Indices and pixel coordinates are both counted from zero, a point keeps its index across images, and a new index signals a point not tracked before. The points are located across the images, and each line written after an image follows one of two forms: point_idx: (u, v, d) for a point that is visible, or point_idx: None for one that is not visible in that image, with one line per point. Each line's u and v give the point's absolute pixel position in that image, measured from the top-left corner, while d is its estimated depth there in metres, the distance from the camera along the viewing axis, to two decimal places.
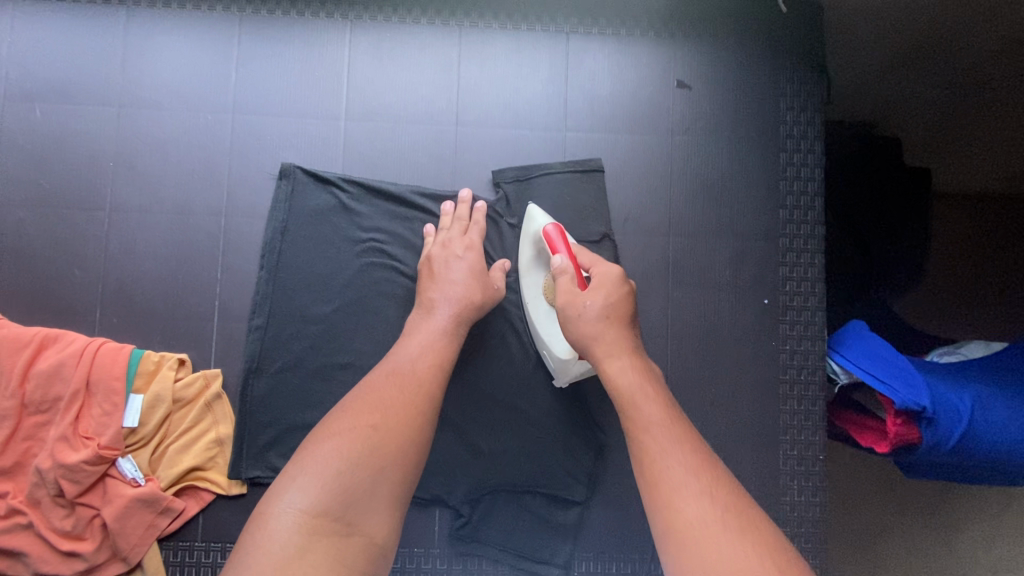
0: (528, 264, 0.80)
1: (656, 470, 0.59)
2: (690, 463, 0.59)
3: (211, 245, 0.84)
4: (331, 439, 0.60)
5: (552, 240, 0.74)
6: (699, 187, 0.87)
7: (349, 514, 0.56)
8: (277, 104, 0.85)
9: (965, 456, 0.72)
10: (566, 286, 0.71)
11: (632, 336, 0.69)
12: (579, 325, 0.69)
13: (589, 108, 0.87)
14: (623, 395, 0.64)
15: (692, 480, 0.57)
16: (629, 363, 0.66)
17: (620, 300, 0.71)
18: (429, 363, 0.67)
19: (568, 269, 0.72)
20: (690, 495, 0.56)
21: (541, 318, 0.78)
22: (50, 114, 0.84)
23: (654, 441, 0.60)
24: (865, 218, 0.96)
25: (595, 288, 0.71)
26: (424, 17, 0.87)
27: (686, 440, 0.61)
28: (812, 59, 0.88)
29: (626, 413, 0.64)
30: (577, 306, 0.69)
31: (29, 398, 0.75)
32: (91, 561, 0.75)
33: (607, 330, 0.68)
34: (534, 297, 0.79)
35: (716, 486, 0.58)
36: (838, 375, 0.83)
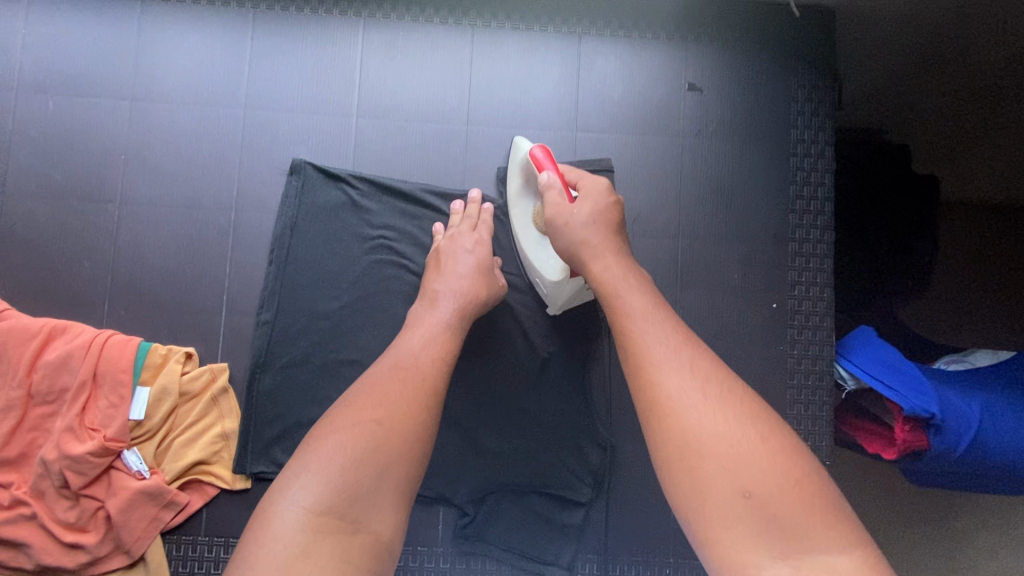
0: (518, 193, 0.80)
1: (640, 354, 0.57)
2: (675, 345, 0.58)
3: (220, 239, 0.84)
4: (333, 434, 0.58)
5: (539, 161, 0.74)
6: (709, 190, 0.87)
7: (353, 511, 0.55)
8: (289, 100, 0.86)
9: (974, 464, 0.72)
10: (554, 200, 0.70)
11: (620, 241, 0.68)
12: (568, 234, 0.68)
13: (600, 109, 0.87)
14: (609, 290, 0.63)
15: (676, 360, 0.56)
16: (615, 262, 0.65)
17: (608, 208, 0.70)
18: (432, 357, 0.67)
19: (556, 185, 0.71)
20: (675, 373, 0.55)
21: (533, 245, 0.78)
22: (62, 105, 0.85)
23: (639, 329, 0.59)
24: (874, 221, 0.96)
25: (583, 201, 0.70)
26: (436, 16, 0.87)
27: (671, 328, 0.60)
28: (823, 64, 0.88)
29: (611, 308, 0.63)
30: (564, 216, 0.69)
31: (36, 389, 0.75)
32: (94, 554, 0.75)
33: (593, 235, 0.67)
34: (525, 226, 0.79)
35: (701, 363, 0.57)
36: (845, 380, 0.82)
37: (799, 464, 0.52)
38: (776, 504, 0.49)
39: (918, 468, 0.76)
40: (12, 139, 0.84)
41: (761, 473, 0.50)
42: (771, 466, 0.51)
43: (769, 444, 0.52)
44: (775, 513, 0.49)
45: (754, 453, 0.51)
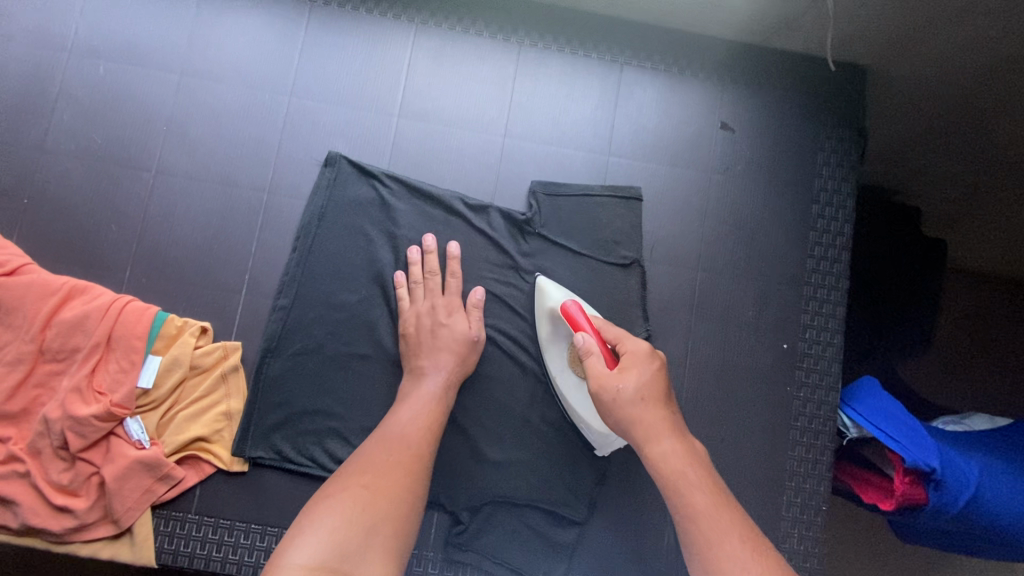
0: (549, 340, 0.81)
1: (706, 563, 0.59)
2: (739, 550, 0.59)
3: (250, 219, 0.85)
4: (322, 503, 0.60)
5: (572, 316, 0.75)
6: (732, 227, 0.89)
7: (345, 567, 0.54)
8: (333, 93, 0.88)
9: (970, 524, 0.72)
10: (597, 368, 0.71)
11: (673, 413, 0.70)
12: (615, 410, 0.69)
13: (634, 137, 0.90)
14: (669, 481, 0.65)
15: (739, 565, 0.58)
16: (676, 446, 0.67)
17: (656, 375, 0.71)
18: (419, 425, 0.70)
19: (595, 350, 0.72)
20: (738, 574, 0.57)
21: (571, 390, 0.79)
22: (113, 72, 0.86)
23: (704, 535, 0.60)
24: (881, 281, 0.97)
25: (627, 371, 0.70)
26: (486, 30, 0.90)
27: (738, 530, 0.61)
28: (850, 120, 0.91)
29: (672, 499, 0.64)
30: (611, 392, 0.69)
31: (48, 345, 0.75)
32: (82, 520, 0.74)
33: (646, 412, 0.68)
34: (562, 370, 0.80)
35: (766, 569, 0.57)
36: (847, 429, 0.84)
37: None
38: None
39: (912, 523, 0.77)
40: (59, 99, 0.85)
41: None
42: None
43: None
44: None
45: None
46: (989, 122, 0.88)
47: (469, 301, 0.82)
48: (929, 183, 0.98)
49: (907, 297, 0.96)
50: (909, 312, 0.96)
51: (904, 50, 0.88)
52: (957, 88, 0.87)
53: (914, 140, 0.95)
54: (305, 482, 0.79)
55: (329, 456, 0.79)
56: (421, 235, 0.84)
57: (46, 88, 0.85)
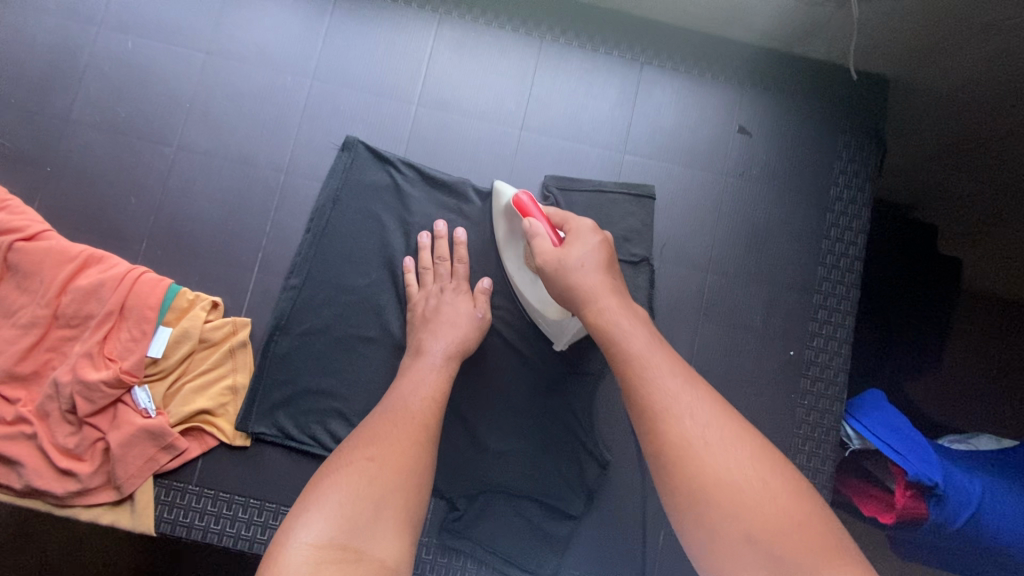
0: (506, 239, 0.82)
1: (643, 398, 0.57)
2: (677, 385, 0.57)
3: (266, 199, 0.86)
4: (328, 479, 0.60)
5: (523, 206, 0.73)
6: (744, 231, 0.89)
7: (355, 542, 0.54)
8: (355, 77, 0.89)
9: (971, 541, 0.72)
10: (543, 246, 0.69)
11: (615, 281, 0.68)
12: (560, 279, 0.67)
13: (651, 136, 0.90)
14: (606, 334, 0.62)
15: (681, 402, 0.56)
16: (618, 306, 0.64)
17: (599, 247, 0.69)
18: (423, 399, 0.69)
19: (542, 232, 0.70)
20: (682, 412, 0.55)
21: (527, 285, 0.80)
22: (140, 48, 0.88)
23: (641, 373, 0.58)
24: (891, 304, 0.96)
25: (572, 244, 0.69)
26: (509, 23, 0.91)
27: (678, 370, 0.59)
28: (870, 132, 0.91)
29: (611, 353, 0.61)
30: (555, 262, 0.67)
31: (62, 311, 0.77)
32: (85, 484, 0.75)
33: (586, 278, 0.66)
34: (519, 268, 0.81)
35: (707, 402, 0.56)
36: (850, 439, 0.83)
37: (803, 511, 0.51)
38: (782, 547, 0.48)
39: (911, 537, 0.77)
40: (86, 71, 0.87)
41: (764, 512, 0.50)
42: (778, 507, 0.50)
43: (776, 485, 0.52)
44: (777, 549, 0.48)
45: (767, 497, 0.51)
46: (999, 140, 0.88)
47: (475, 289, 0.82)
48: (948, 200, 0.93)
49: (914, 322, 0.96)
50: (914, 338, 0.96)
51: (935, 58, 0.88)
52: (967, 105, 0.88)
53: (934, 154, 0.93)
54: (306, 460, 0.80)
55: (331, 437, 0.80)
56: (433, 221, 0.85)
57: (74, 60, 0.87)
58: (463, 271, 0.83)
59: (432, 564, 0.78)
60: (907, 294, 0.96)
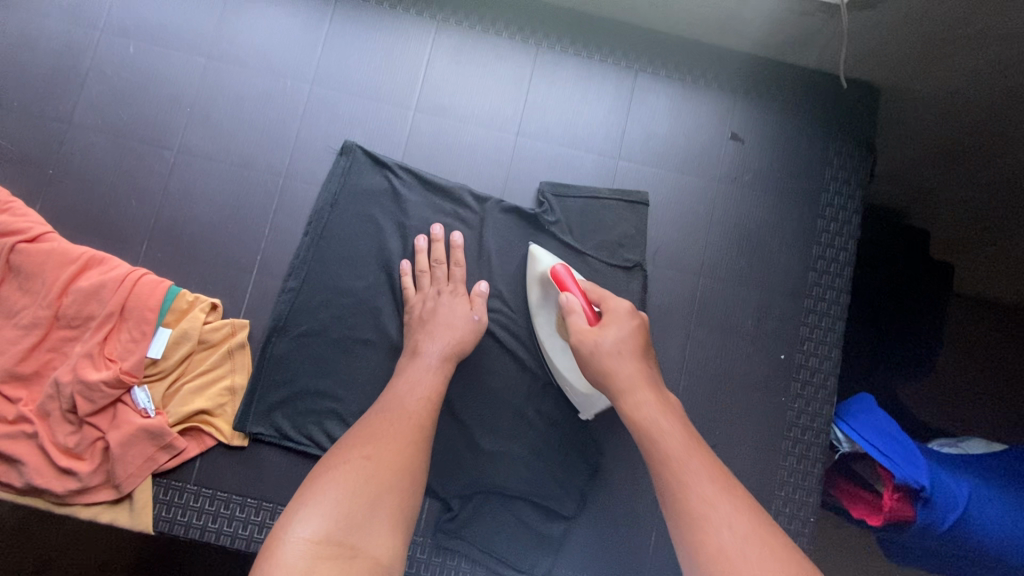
0: (539, 303, 0.82)
1: (680, 505, 0.59)
2: (713, 494, 0.59)
3: (265, 202, 0.87)
4: (325, 475, 0.61)
5: (560, 279, 0.76)
6: (737, 236, 0.90)
7: (350, 538, 0.56)
8: (353, 83, 0.90)
9: (958, 543, 0.73)
10: (579, 324, 0.72)
11: (649, 368, 0.70)
12: (596, 363, 0.70)
13: (645, 142, 0.91)
14: (643, 431, 0.65)
15: (717, 512, 0.58)
16: (654, 399, 0.67)
17: (635, 331, 0.71)
18: (419, 399, 0.71)
19: (578, 309, 0.73)
20: (717, 522, 0.57)
21: (558, 354, 0.81)
22: (142, 53, 0.89)
23: (678, 476, 0.61)
24: (886, 307, 0.96)
25: (608, 325, 0.71)
26: (506, 30, 0.92)
27: (715, 476, 0.61)
28: (861, 139, 0.92)
29: (648, 450, 0.64)
30: (590, 344, 0.70)
31: (64, 312, 0.78)
32: (84, 482, 0.76)
33: (622, 366, 0.69)
34: (550, 334, 0.82)
35: (742, 514, 0.58)
36: (840, 443, 0.85)
37: None
38: None
39: (901, 540, 0.77)
40: (88, 75, 0.88)
41: None
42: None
43: None
44: None
45: None
46: (992, 148, 0.89)
47: (471, 292, 0.83)
48: (938, 207, 0.96)
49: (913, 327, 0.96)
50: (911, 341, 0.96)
51: (928, 71, 0.89)
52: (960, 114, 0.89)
53: (928, 162, 0.95)
54: (302, 460, 0.81)
55: (327, 437, 0.81)
56: (430, 224, 0.86)
57: (76, 65, 0.88)
58: (459, 275, 0.84)
59: (426, 564, 0.79)
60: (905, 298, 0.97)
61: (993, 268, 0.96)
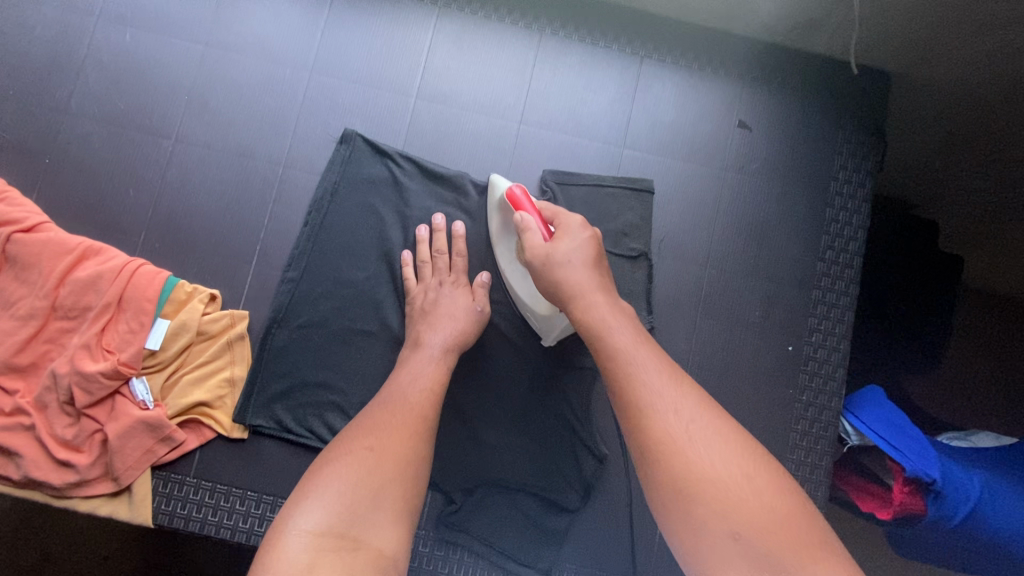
0: (499, 232, 0.82)
1: (628, 396, 0.58)
2: (659, 381, 0.58)
3: (264, 191, 0.86)
4: (327, 466, 0.60)
5: (516, 200, 0.74)
6: (744, 226, 0.88)
7: (353, 530, 0.55)
8: (354, 70, 0.88)
9: (968, 537, 0.71)
10: (533, 241, 0.70)
11: (603, 277, 0.68)
12: (548, 275, 0.68)
13: (650, 130, 0.90)
14: (593, 331, 0.64)
15: (662, 398, 0.57)
16: (605, 303, 0.65)
17: (588, 243, 0.70)
18: (421, 390, 0.69)
19: (533, 227, 0.71)
20: (663, 407, 0.56)
21: (517, 280, 0.80)
22: (139, 40, 0.88)
23: (629, 372, 0.59)
24: (893, 300, 0.94)
25: (561, 239, 0.70)
26: (508, 17, 0.90)
27: (662, 367, 0.60)
28: (872, 127, 0.90)
29: (597, 351, 0.63)
30: (544, 257, 0.68)
31: (61, 302, 0.77)
32: (83, 475, 0.75)
33: (574, 275, 0.67)
34: (510, 263, 0.81)
35: (687, 398, 0.57)
36: (849, 435, 0.83)
37: (793, 513, 0.52)
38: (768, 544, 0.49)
39: (909, 533, 0.76)
40: (85, 63, 0.87)
41: (750, 510, 0.51)
42: (762, 503, 0.51)
43: (758, 482, 0.53)
44: (765, 549, 0.49)
45: (751, 494, 0.52)
46: (998, 140, 0.88)
47: (473, 282, 0.82)
48: (943, 198, 0.95)
49: (919, 319, 0.94)
50: (917, 334, 0.94)
51: (934, 59, 0.88)
52: (968, 105, 0.88)
53: (935, 151, 0.94)
54: (303, 453, 0.80)
55: (328, 429, 0.80)
56: (431, 214, 0.85)
57: (72, 52, 0.87)
58: (460, 265, 0.83)
59: (429, 557, 0.78)
60: (914, 287, 0.95)
61: (996, 257, 0.95)
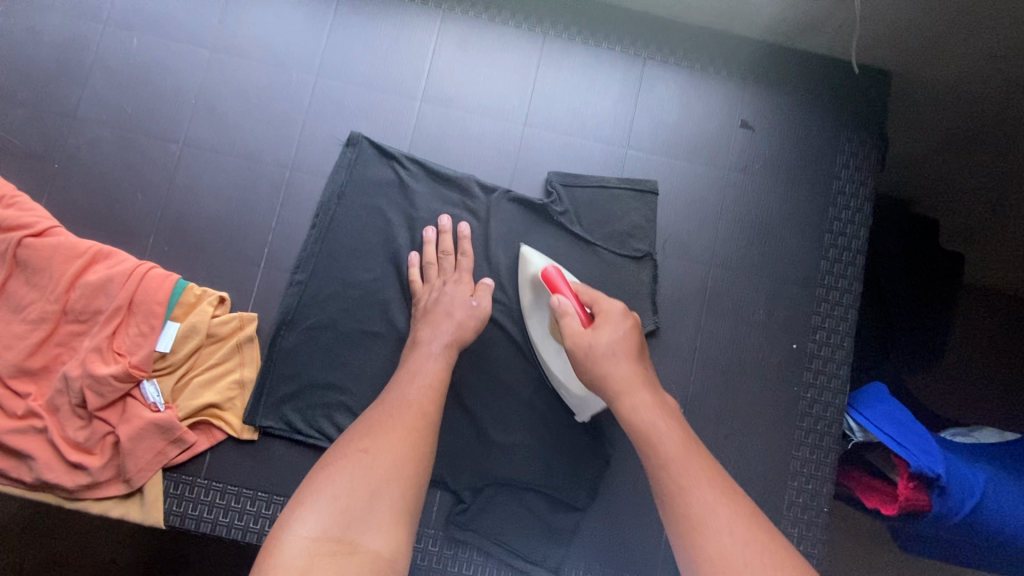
0: (530, 306, 0.82)
1: (679, 507, 0.58)
2: (712, 497, 0.58)
3: (271, 193, 0.87)
4: (326, 470, 0.61)
5: (553, 280, 0.75)
6: (748, 225, 0.89)
7: (350, 533, 0.55)
8: (360, 73, 0.89)
9: (973, 532, 0.72)
10: (573, 327, 0.71)
11: (645, 369, 0.69)
12: (592, 366, 0.68)
13: (654, 131, 0.90)
14: (638, 429, 0.64)
15: (715, 515, 0.57)
16: (650, 398, 0.66)
17: (629, 333, 0.70)
18: (422, 391, 0.70)
19: (571, 311, 0.72)
20: (716, 524, 0.56)
21: (551, 355, 0.81)
22: (147, 45, 0.88)
23: (677, 478, 0.59)
24: (900, 299, 0.94)
25: (602, 327, 0.70)
26: (512, 19, 0.91)
27: (711, 474, 0.60)
28: (875, 125, 0.91)
29: (644, 451, 0.63)
30: (586, 347, 0.69)
31: (71, 306, 0.77)
32: (95, 477, 0.76)
33: (618, 368, 0.67)
34: (543, 337, 0.82)
35: (741, 519, 0.57)
36: (854, 431, 0.84)
37: None
38: None
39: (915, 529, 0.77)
40: (92, 68, 0.88)
41: None
42: None
43: None
44: None
45: None
46: (997, 143, 0.90)
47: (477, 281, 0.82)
48: (943, 197, 0.97)
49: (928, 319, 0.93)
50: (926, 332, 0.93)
51: (933, 63, 0.89)
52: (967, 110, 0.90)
53: (934, 152, 0.95)
54: (312, 453, 0.81)
55: (336, 430, 0.80)
56: (437, 215, 0.86)
57: (80, 58, 0.88)
58: (465, 265, 0.83)
59: (438, 557, 0.79)
60: (924, 286, 0.94)
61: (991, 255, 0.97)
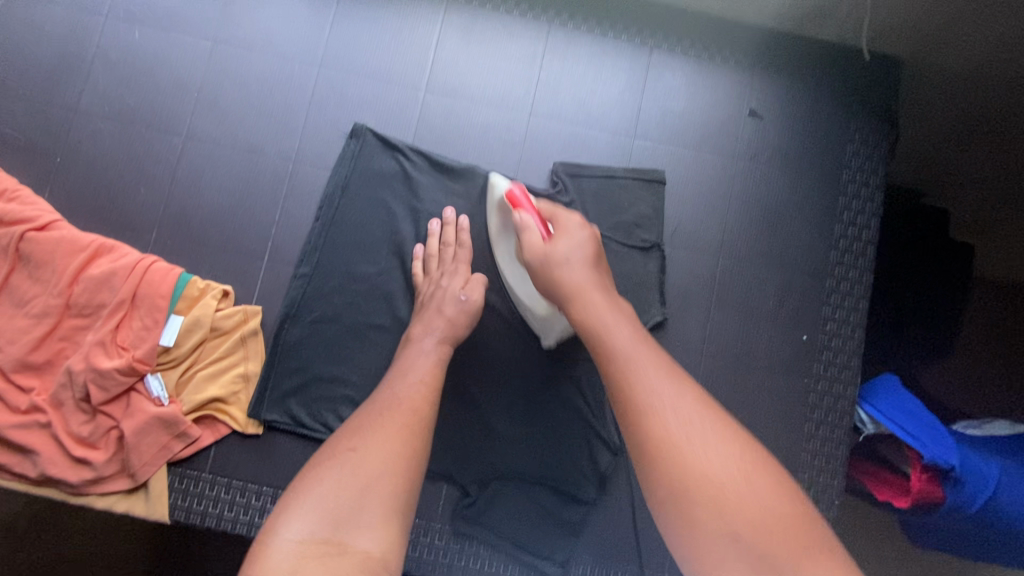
0: (499, 231, 0.82)
1: (629, 399, 0.55)
2: (664, 386, 0.55)
3: (275, 186, 0.86)
4: (312, 471, 0.58)
5: (515, 200, 0.73)
6: (756, 216, 0.88)
7: (340, 534, 0.53)
8: (364, 65, 0.88)
9: (986, 524, 0.72)
10: (530, 241, 0.68)
11: (603, 277, 0.66)
12: (548, 275, 0.66)
13: (661, 120, 0.89)
14: (592, 332, 0.61)
15: (663, 400, 0.54)
16: (605, 301, 0.63)
17: (586, 243, 0.68)
18: (415, 389, 0.67)
19: (531, 226, 0.69)
20: (663, 405, 0.53)
21: (517, 279, 0.81)
22: (148, 37, 0.88)
23: (628, 372, 0.56)
24: (904, 286, 0.95)
25: (559, 238, 0.68)
26: (516, 9, 0.90)
27: (663, 368, 0.57)
28: (884, 113, 0.90)
29: (599, 357, 0.60)
30: (544, 258, 0.67)
31: (75, 300, 0.77)
32: (99, 471, 0.75)
33: (575, 275, 0.65)
34: (511, 262, 0.81)
35: (690, 399, 0.54)
36: (865, 424, 0.82)
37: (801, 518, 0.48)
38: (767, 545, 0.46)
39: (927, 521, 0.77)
40: (94, 61, 0.87)
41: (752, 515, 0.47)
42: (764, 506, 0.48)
43: (761, 486, 0.49)
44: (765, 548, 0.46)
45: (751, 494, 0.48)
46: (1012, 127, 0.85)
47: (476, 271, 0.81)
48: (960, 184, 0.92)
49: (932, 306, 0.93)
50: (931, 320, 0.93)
51: (945, 47, 0.88)
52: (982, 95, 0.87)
53: (950, 138, 0.92)
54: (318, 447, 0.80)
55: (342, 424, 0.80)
56: (442, 207, 0.85)
57: (82, 51, 0.87)
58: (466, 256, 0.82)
59: (445, 551, 0.78)
60: (926, 273, 0.94)
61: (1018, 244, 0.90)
